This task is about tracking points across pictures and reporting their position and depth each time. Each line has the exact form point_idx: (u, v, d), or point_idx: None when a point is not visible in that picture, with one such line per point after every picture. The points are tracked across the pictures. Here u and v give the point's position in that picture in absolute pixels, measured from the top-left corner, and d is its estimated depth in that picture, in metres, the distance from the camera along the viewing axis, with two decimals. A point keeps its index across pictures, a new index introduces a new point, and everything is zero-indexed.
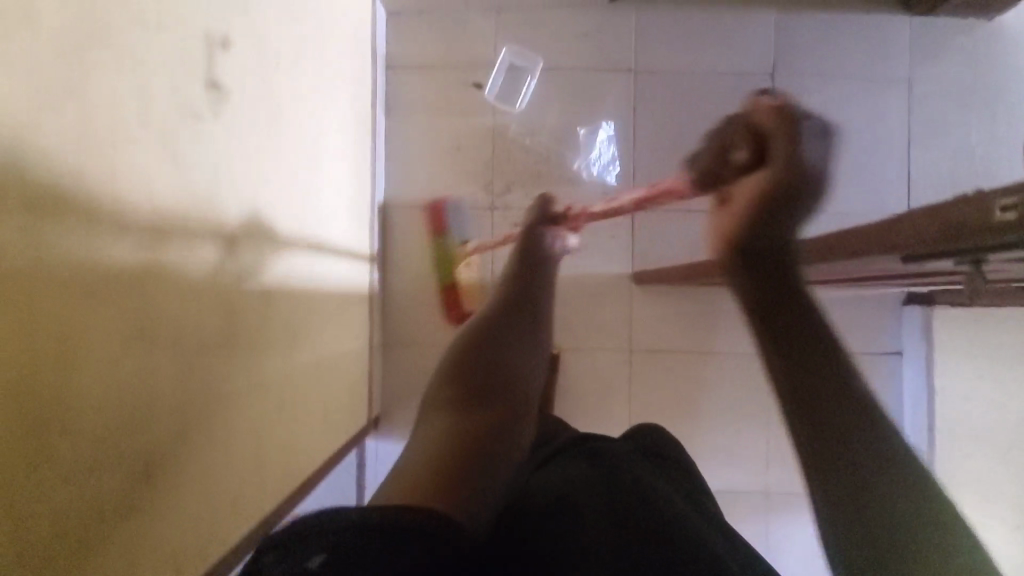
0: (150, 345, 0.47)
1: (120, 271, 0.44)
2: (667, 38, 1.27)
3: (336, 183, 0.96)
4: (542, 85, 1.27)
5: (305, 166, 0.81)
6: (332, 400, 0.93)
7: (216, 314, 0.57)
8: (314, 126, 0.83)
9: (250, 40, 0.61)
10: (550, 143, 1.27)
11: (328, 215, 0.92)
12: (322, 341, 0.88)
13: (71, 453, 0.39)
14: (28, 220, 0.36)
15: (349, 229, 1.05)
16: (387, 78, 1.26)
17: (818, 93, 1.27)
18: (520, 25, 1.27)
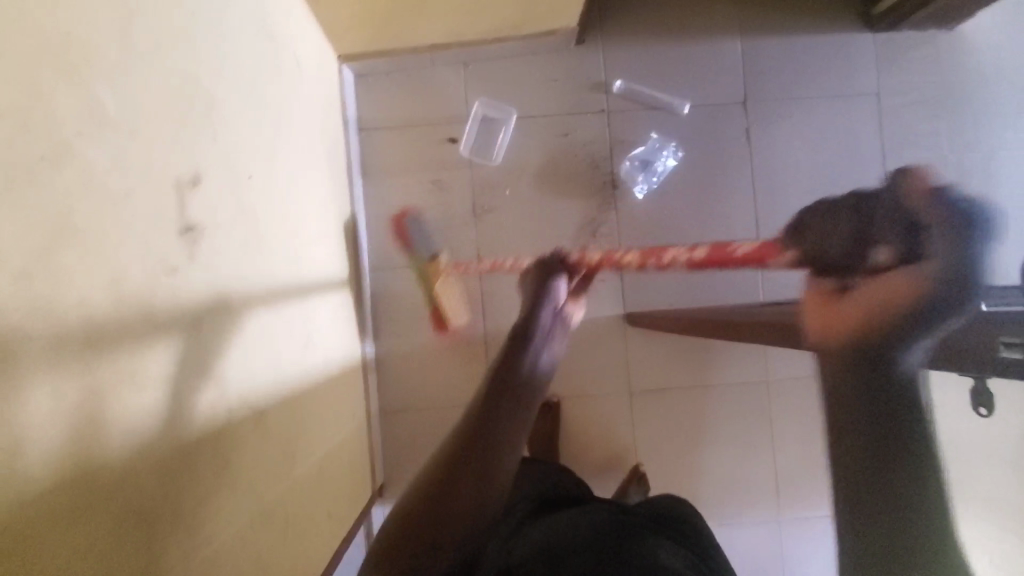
0: (161, 449, 0.48)
1: (125, 391, 0.44)
2: (637, 74, 1.27)
3: (316, 266, 0.93)
4: (516, 132, 1.26)
5: (286, 264, 0.79)
6: (338, 487, 0.93)
7: (225, 412, 0.59)
8: (289, 220, 0.81)
9: (217, 164, 0.60)
10: (531, 191, 1.26)
11: (312, 303, 0.89)
12: (321, 435, 0.87)
13: (94, 566, 0.40)
14: (22, 434, 0.35)
15: (339, 303, 1.04)
16: (361, 141, 1.25)
17: (788, 118, 1.27)
18: (488, 76, 1.25)
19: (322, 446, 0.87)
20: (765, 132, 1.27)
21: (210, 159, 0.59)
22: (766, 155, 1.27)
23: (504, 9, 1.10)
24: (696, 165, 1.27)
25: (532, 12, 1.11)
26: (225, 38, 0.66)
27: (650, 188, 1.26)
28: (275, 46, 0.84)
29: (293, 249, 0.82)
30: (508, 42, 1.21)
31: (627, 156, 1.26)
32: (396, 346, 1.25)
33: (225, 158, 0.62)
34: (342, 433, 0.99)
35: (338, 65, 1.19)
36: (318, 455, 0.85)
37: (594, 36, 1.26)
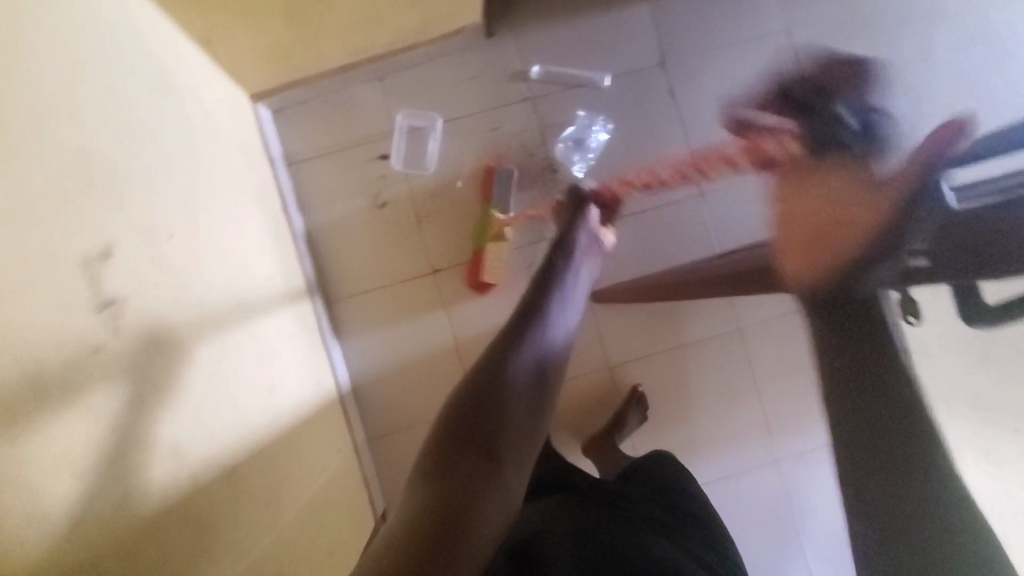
0: (121, 535, 0.47)
1: (65, 486, 0.43)
2: (553, 55, 1.27)
3: (265, 312, 0.91)
4: (445, 136, 1.25)
5: (231, 317, 0.77)
6: (336, 524, 0.92)
7: (189, 480, 0.57)
8: (224, 272, 0.79)
9: (130, 233, 0.58)
10: (474, 192, 1.25)
11: (269, 350, 0.88)
12: (307, 477, 0.86)
13: None
14: None
15: (299, 342, 1.03)
16: (292, 176, 1.23)
17: (707, 70, 1.29)
18: (406, 85, 1.24)
19: (310, 488, 0.86)
20: (689, 89, 1.28)
21: (122, 231, 0.57)
22: (694, 111, 1.28)
23: (406, 18, 1.09)
24: (629, 134, 1.27)
25: (434, 15, 1.10)
26: (119, 102, 0.64)
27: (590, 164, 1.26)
28: (177, 100, 0.82)
29: (235, 301, 0.80)
30: (419, 49, 1.20)
31: (559, 139, 1.26)
32: (371, 370, 1.24)
33: (138, 225, 0.60)
34: (330, 470, 0.98)
35: (253, 105, 1.17)
36: (307, 497, 0.84)
37: (503, 26, 1.26)
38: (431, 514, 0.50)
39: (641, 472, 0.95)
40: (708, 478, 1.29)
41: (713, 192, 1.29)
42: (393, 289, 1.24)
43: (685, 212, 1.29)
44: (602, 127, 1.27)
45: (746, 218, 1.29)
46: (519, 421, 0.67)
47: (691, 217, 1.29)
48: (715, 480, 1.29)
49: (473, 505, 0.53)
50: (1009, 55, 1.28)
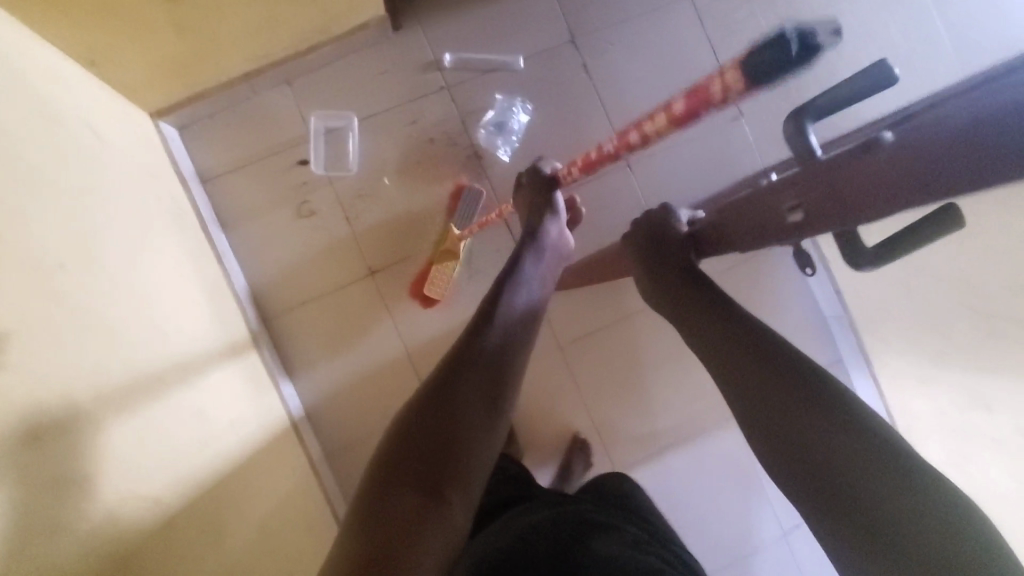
0: None
1: None
2: (463, 43, 1.25)
3: (169, 340, 0.86)
4: (363, 135, 1.22)
5: (122, 351, 0.72)
6: (290, 545, 0.88)
7: None
8: (117, 303, 0.75)
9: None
10: (401, 187, 1.23)
11: (181, 379, 0.84)
12: (247, 501, 0.82)
13: None
14: None
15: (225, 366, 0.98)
16: (209, 193, 1.18)
17: (617, 43, 1.30)
18: (316, 87, 1.21)
19: (251, 514, 0.82)
20: (602, 62, 1.29)
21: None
22: (610, 83, 1.29)
23: (304, 17, 1.05)
24: (549, 113, 1.28)
25: (333, 11, 1.07)
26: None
27: (513, 147, 1.26)
28: (56, 123, 0.77)
29: (129, 334, 0.76)
30: (324, 48, 1.16)
31: (480, 125, 1.25)
32: (318, 384, 1.20)
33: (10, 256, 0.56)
34: (280, 489, 0.94)
35: (155, 123, 1.12)
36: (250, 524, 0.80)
37: (409, 16, 1.24)
38: (362, 560, 0.52)
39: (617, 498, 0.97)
40: (668, 439, 1.31)
41: (639, 160, 1.31)
42: (330, 296, 1.21)
43: (614, 182, 1.31)
44: (521, 109, 1.26)
45: (671, 182, 1.32)
46: (478, 422, 0.67)
47: (621, 186, 1.31)
48: (675, 441, 1.32)
49: (414, 534, 0.55)
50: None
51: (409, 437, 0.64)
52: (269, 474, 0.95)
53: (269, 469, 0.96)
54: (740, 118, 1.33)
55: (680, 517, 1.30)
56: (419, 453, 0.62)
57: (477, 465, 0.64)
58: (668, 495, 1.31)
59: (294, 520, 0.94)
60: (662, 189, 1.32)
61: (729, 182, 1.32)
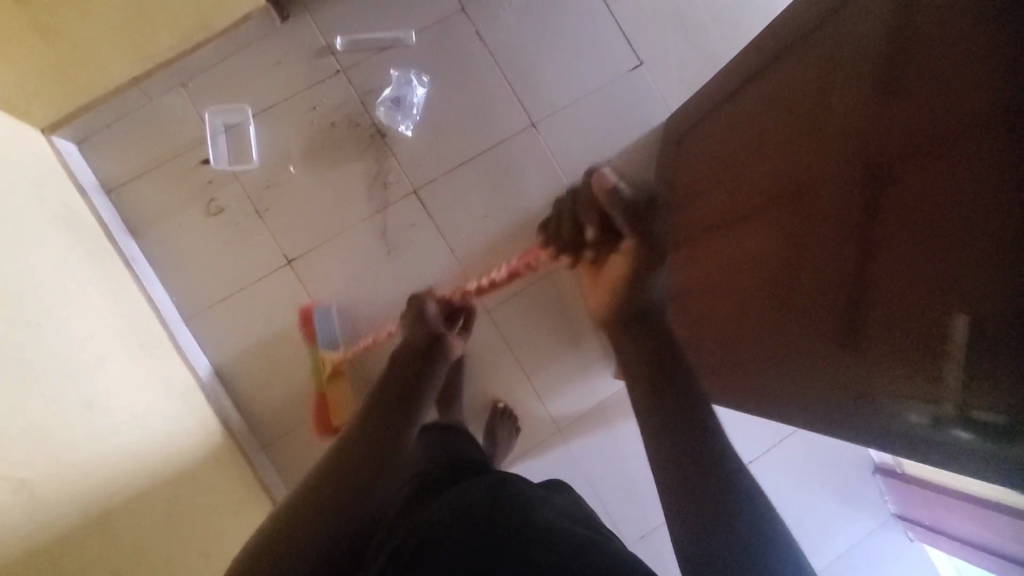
0: None
1: None
2: (353, 25, 1.26)
3: (67, 331, 0.86)
4: (263, 128, 1.23)
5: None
6: (188, 536, 0.87)
7: None
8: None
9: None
10: (308, 175, 1.23)
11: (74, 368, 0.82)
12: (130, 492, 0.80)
13: None
14: None
15: (133, 360, 0.97)
16: (114, 203, 1.18)
17: (509, 7, 1.31)
18: (210, 85, 1.21)
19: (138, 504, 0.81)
20: (495, 28, 1.30)
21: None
22: (506, 48, 1.30)
23: (180, 11, 1.06)
24: (448, 84, 1.28)
25: (209, 4, 1.08)
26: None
27: (416, 122, 1.27)
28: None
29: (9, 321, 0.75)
30: (210, 45, 1.17)
31: (379, 102, 1.26)
32: (247, 378, 1.20)
33: None
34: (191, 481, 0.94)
35: (48, 139, 1.12)
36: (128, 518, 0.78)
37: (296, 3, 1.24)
38: None
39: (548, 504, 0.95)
40: (609, 394, 1.31)
41: (546, 121, 1.31)
42: (249, 291, 1.21)
43: (525, 145, 1.30)
44: (419, 84, 1.27)
45: (581, 135, 1.32)
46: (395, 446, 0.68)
47: (532, 148, 1.30)
48: (616, 394, 1.31)
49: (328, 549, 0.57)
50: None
51: (343, 461, 0.64)
52: (187, 466, 0.95)
53: (183, 461, 0.96)
54: (640, 66, 1.34)
55: (628, 469, 1.31)
56: (348, 475, 0.62)
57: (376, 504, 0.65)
58: (615, 448, 1.31)
59: (209, 511, 0.94)
60: (573, 145, 1.31)
61: (636, 132, 1.33)
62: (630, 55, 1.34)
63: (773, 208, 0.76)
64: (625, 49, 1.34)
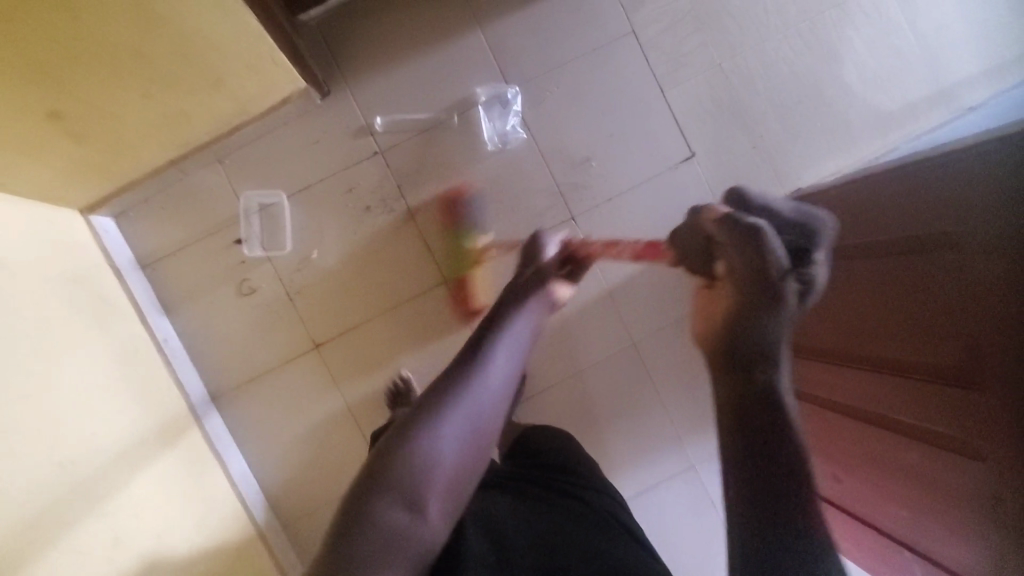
0: None
1: None
2: (394, 103, 1.21)
3: (95, 448, 0.91)
4: (297, 209, 1.21)
5: (12, 502, 0.73)
6: None
7: None
8: (11, 450, 0.75)
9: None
10: (341, 261, 1.22)
11: (97, 497, 0.87)
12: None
13: None
14: None
15: (157, 461, 1.02)
16: (149, 279, 1.19)
17: (558, 89, 1.24)
18: (247, 164, 1.19)
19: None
20: (542, 112, 1.24)
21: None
22: (552, 134, 1.24)
23: (217, 107, 1.04)
24: (487, 172, 1.23)
25: (247, 95, 1.05)
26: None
27: (520, 118, 1.23)
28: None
29: (26, 476, 0.77)
30: (248, 127, 1.15)
31: (478, 93, 1.22)
32: (268, 457, 1.22)
33: None
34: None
35: (87, 218, 1.12)
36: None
37: (338, 79, 1.20)
38: None
39: (558, 451, 1.01)
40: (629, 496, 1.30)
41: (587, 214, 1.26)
42: (277, 372, 1.21)
43: None
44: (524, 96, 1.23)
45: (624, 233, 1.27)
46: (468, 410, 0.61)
47: None
48: (635, 497, 1.30)
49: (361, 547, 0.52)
50: (846, 19, 1.29)
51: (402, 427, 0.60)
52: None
53: (198, 558, 1.01)
54: (693, 158, 1.27)
55: None
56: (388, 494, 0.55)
57: (389, 529, 0.54)
58: None
59: None
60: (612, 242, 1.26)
61: None
62: (683, 146, 1.27)
63: (906, 415, 0.70)
64: (677, 138, 1.27)
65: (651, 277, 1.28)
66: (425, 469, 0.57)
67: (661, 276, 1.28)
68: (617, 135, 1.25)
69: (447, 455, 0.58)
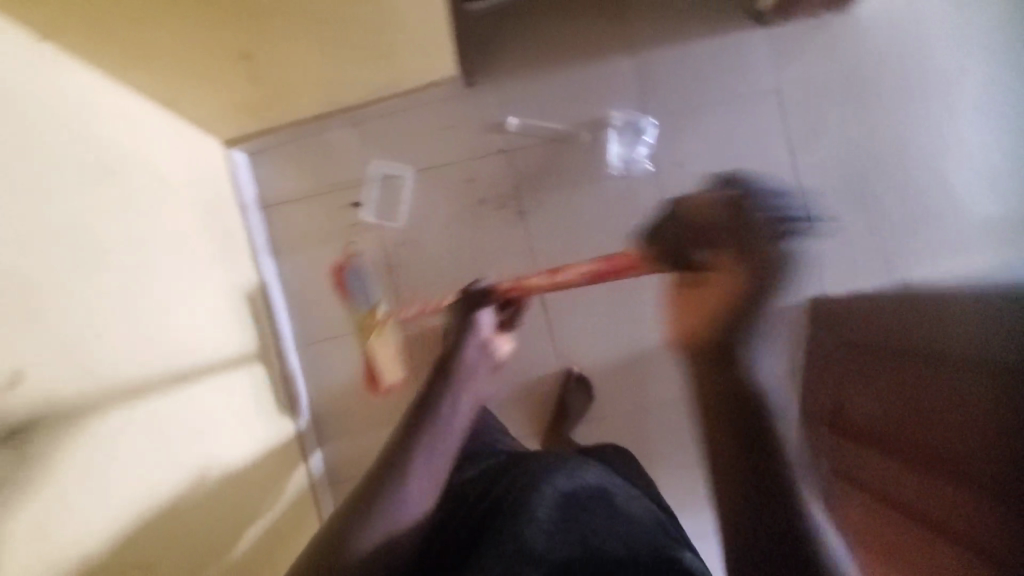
0: None
1: None
2: (532, 106, 1.24)
3: (203, 364, 0.95)
4: (418, 186, 1.25)
5: (134, 397, 0.77)
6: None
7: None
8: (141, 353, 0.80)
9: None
10: (446, 243, 1.25)
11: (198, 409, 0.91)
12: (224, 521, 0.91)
13: None
14: None
15: (246, 390, 1.06)
16: (266, 220, 1.24)
17: (691, 129, 1.26)
18: (382, 133, 1.24)
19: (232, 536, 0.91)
20: (670, 149, 1.26)
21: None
22: (675, 171, 1.25)
23: (377, 76, 1.08)
24: (605, 192, 1.25)
25: (406, 71, 1.09)
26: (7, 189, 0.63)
27: (648, 149, 1.25)
28: (110, 176, 0.82)
29: (148, 376, 0.81)
30: (394, 99, 1.19)
31: (614, 113, 1.25)
32: (335, 412, 1.26)
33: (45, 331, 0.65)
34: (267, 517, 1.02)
35: (228, 150, 1.18)
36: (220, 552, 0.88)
37: (485, 72, 1.24)
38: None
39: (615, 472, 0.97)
40: None
41: None
42: (361, 334, 1.25)
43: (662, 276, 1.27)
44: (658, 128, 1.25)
45: None
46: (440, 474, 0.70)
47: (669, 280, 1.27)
48: None
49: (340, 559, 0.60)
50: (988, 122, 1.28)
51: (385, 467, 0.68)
52: (265, 528, 0.99)
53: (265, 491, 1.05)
54: (807, 227, 1.27)
55: None
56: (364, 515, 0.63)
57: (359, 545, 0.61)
58: None
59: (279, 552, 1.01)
60: None
61: None
62: (800, 212, 1.27)
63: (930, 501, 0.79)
64: (797, 204, 1.27)
65: None
66: (403, 503, 0.65)
67: None
68: None
69: (423, 498, 0.67)
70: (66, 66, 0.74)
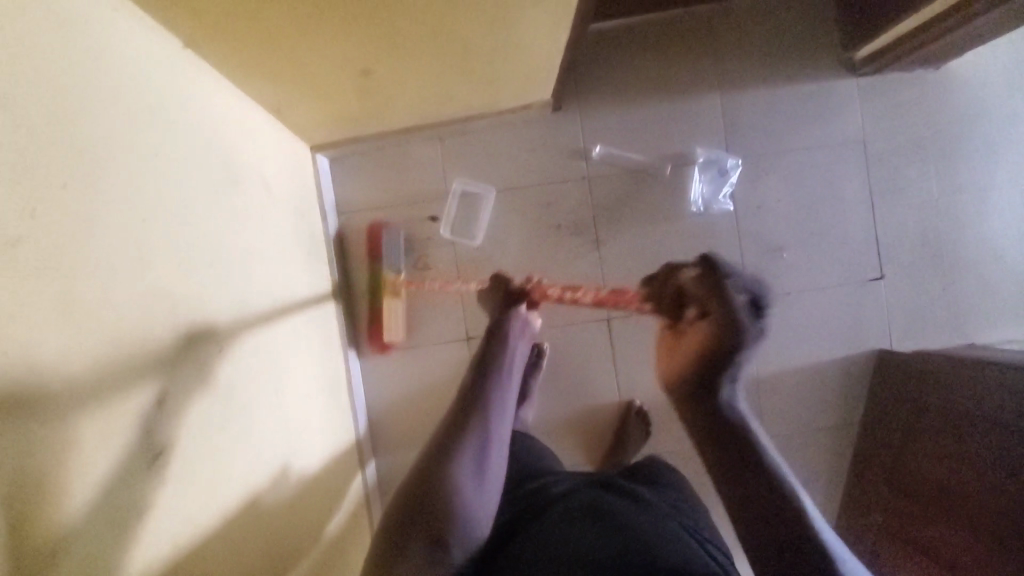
0: None
1: None
2: (618, 136, 1.24)
3: (289, 373, 0.95)
4: (496, 206, 1.24)
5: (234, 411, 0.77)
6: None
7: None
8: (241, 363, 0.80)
9: (113, 348, 0.58)
10: (519, 266, 1.25)
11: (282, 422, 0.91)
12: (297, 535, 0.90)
13: None
14: None
15: (321, 398, 1.06)
16: (341, 226, 1.24)
17: (774, 172, 1.25)
18: (466, 150, 1.23)
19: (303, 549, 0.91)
20: (752, 191, 1.25)
21: (106, 344, 0.57)
22: (754, 213, 1.25)
23: (476, 97, 1.08)
24: (682, 229, 1.25)
25: (504, 94, 1.09)
26: (142, 195, 0.64)
27: (731, 190, 1.25)
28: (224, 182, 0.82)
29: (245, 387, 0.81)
30: (483, 118, 1.19)
31: (699, 150, 1.24)
32: (391, 423, 1.25)
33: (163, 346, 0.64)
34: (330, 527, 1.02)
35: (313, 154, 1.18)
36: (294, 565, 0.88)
37: (575, 99, 1.24)
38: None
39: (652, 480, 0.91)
40: None
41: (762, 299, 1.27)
42: (425, 349, 1.25)
43: None
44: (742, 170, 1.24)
45: (788, 329, 1.27)
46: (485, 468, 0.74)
47: None
48: None
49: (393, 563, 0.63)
50: None
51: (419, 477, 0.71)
52: (329, 538, 0.99)
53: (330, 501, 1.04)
54: (881, 280, 1.27)
55: None
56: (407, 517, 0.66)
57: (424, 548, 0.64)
58: None
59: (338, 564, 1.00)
60: (775, 333, 1.27)
61: (852, 342, 1.27)
62: (874, 265, 1.27)
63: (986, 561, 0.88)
64: (871, 256, 1.27)
65: (803, 379, 1.28)
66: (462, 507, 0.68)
67: (812, 381, 1.29)
68: (817, 234, 1.26)
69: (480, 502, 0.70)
70: (186, 75, 0.75)
